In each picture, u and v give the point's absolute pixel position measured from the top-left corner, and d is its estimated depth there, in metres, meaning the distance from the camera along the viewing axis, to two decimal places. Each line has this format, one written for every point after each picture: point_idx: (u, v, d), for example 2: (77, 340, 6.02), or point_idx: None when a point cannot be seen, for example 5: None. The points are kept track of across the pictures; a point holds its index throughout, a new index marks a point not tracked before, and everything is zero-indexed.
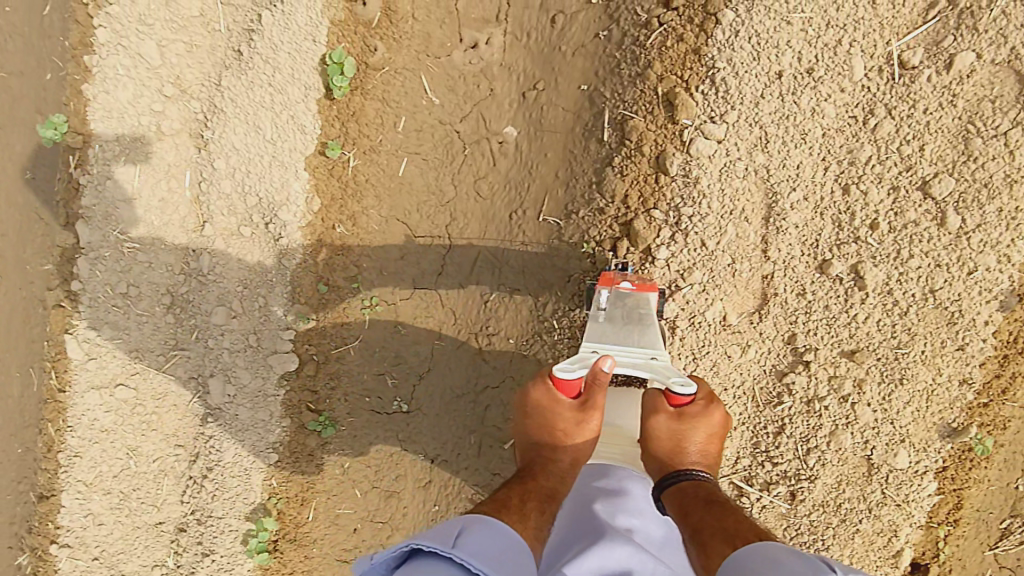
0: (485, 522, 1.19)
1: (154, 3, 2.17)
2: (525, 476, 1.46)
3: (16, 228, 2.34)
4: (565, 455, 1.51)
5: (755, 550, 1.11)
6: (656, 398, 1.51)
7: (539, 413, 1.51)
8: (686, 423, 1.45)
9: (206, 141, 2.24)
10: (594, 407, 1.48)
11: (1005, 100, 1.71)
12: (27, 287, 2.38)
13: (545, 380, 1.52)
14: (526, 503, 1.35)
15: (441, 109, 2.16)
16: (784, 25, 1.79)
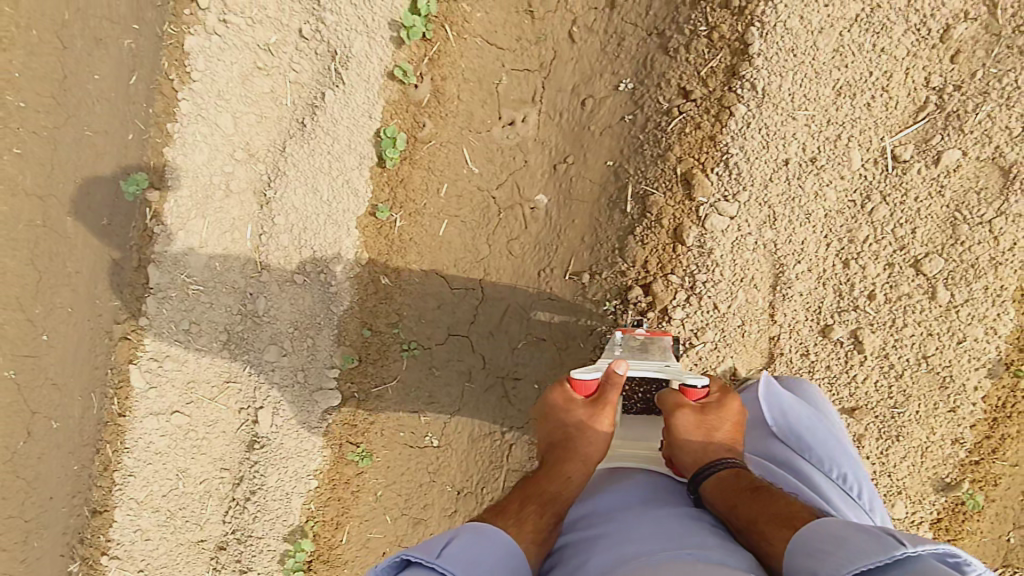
0: (474, 529, 1.37)
1: (232, 81, 2.45)
2: (538, 478, 1.59)
3: (90, 266, 2.71)
4: (575, 454, 1.61)
5: (821, 535, 1.18)
6: (673, 398, 1.66)
7: (557, 412, 1.68)
8: (708, 415, 1.62)
9: (268, 198, 2.47)
10: (605, 403, 1.62)
11: (990, 191, 1.87)
12: (96, 319, 2.70)
13: (563, 384, 1.70)
14: (526, 507, 1.51)
15: (480, 177, 2.39)
16: (790, 120, 2.00)
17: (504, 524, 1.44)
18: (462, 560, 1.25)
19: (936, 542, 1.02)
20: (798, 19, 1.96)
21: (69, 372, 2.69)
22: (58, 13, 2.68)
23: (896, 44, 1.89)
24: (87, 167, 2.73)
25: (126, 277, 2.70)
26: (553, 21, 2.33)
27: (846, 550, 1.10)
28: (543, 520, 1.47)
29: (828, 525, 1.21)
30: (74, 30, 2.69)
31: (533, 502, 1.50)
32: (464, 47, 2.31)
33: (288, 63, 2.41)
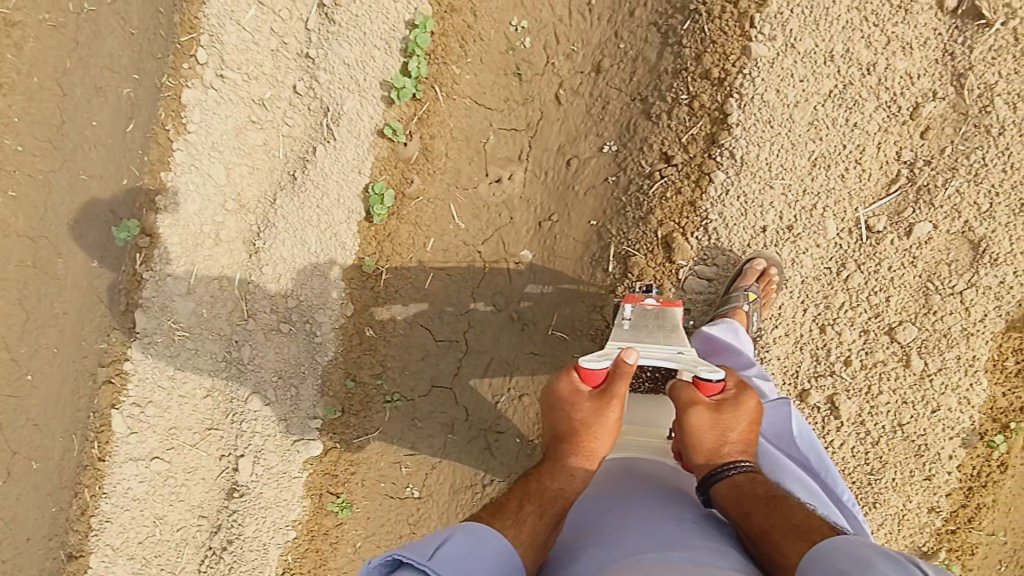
0: (468, 531, 1.26)
1: (226, 134, 2.49)
2: (538, 475, 1.45)
3: (78, 308, 2.73)
4: (579, 451, 1.45)
5: (846, 553, 1.10)
6: (688, 390, 1.46)
7: (561, 404, 1.48)
8: (725, 413, 1.42)
9: (257, 248, 2.50)
10: (614, 396, 1.44)
11: (961, 264, 1.91)
12: (81, 361, 2.71)
13: (569, 371, 1.51)
14: (525, 506, 1.38)
15: (467, 232, 2.44)
16: (768, 188, 2.04)
17: (502, 525, 1.32)
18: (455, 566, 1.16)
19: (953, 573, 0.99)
20: (774, 93, 2.02)
21: (50, 414, 2.67)
22: (59, 61, 2.76)
23: (868, 119, 1.96)
24: (81, 213, 2.76)
25: (115, 320, 2.72)
26: (540, 84, 2.41)
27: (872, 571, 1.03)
28: (544, 522, 1.35)
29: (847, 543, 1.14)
30: (75, 79, 2.77)
31: (534, 502, 1.37)
32: (453, 107, 2.37)
33: (282, 117, 2.47)
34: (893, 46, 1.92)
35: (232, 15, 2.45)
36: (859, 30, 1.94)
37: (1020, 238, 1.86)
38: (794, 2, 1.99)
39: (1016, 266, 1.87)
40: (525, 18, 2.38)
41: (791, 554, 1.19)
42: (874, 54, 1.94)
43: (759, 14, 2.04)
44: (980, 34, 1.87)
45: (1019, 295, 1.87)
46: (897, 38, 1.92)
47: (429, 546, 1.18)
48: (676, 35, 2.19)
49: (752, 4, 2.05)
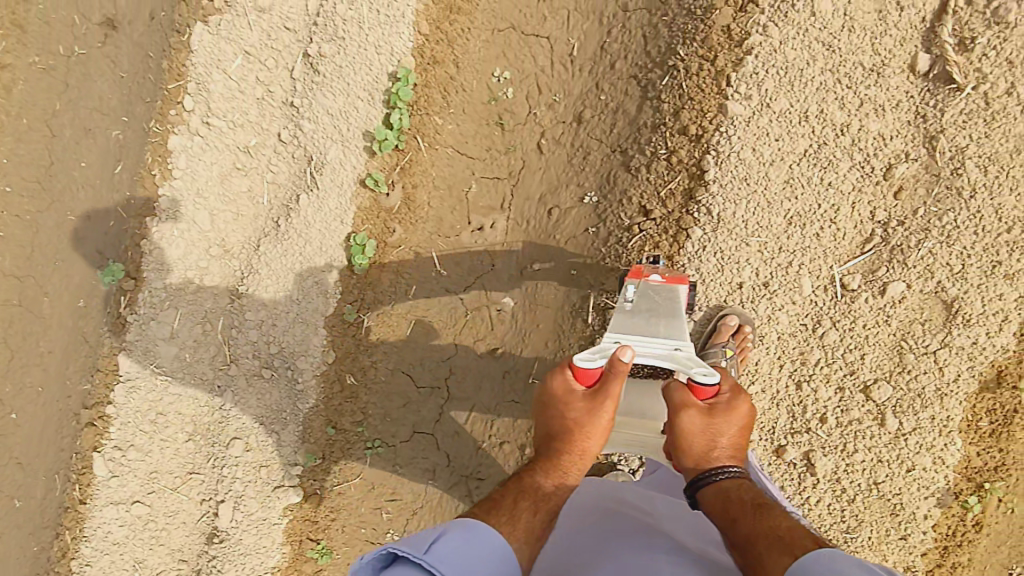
0: (465, 527, 1.26)
1: (210, 180, 2.51)
2: (532, 472, 1.51)
3: (64, 347, 2.70)
4: (573, 449, 1.51)
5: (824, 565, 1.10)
6: (682, 393, 1.52)
7: (555, 402, 1.51)
8: (716, 418, 1.48)
9: (240, 293, 2.50)
10: (608, 397, 1.47)
11: (934, 323, 1.92)
12: (64, 400, 2.68)
13: (563, 369, 1.54)
14: (519, 503, 1.42)
15: (449, 280, 2.45)
16: (744, 245, 2.05)
17: (497, 522, 1.35)
18: (451, 561, 1.16)
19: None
20: (750, 151, 2.03)
21: (32, 453, 2.64)
22: (48, 103, 2.76)
23: (842, 179, 1.98)
24: (67, 252, 2.74)
25: (98, 360, 2.69)
26: (522, 133, 2.43)
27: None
28: (537, 519, 1.40)
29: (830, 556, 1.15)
30: (64, 120, 2.77)
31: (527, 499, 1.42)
32: (436, 156, 2.39)
33: (266, 164, 2.50)
34: (866, 108, 1.95)
35: (218, 63, 2.48)
36: (833, 92, 1.97)
37: (992, 300, 1.87)
38: (770, 63, 2.01)
39: (988, 327, 1.88)
40: (507, 68, 2.41)
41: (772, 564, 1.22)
42: (847, 115, 1.96)
43: (736, 73, 2.05)
44: (951, 98, 1.89)
45: (990, 356, 1.89)
46: (869, 100, 1.95)
47: (426, 540, 1.18)
48: (655, 89, 2.21)
49: (729, 62, 2.07)
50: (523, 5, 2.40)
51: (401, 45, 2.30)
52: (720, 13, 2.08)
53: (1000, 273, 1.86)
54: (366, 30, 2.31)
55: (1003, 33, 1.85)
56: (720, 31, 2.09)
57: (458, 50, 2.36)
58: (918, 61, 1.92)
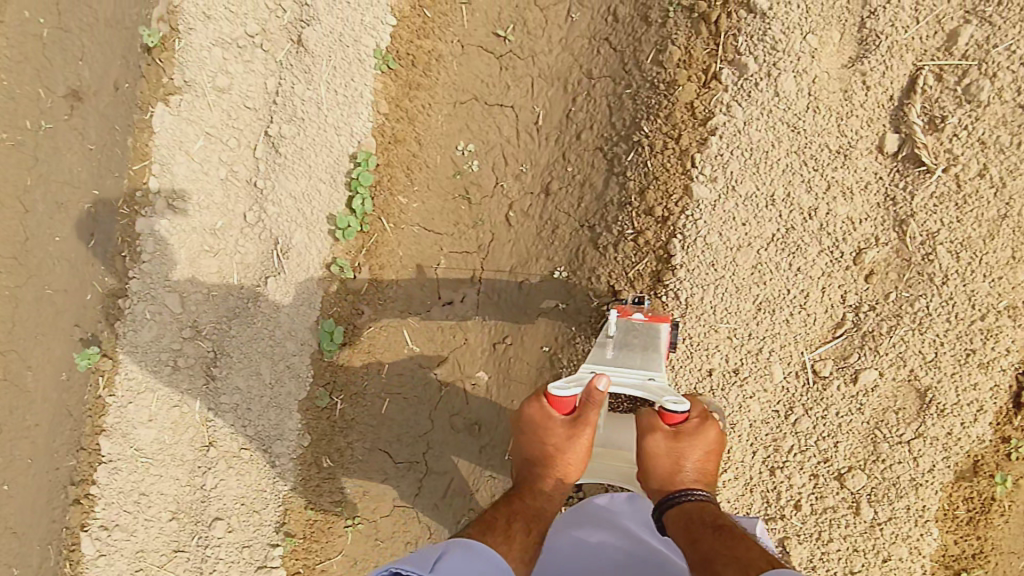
0: (465, 550, 1.28)
1: (180, 263, 2.49)
2: (519, 494, 1.58)
3: (50, 419, 2.62)
4: (556, 472, 1.59)
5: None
6: (651, 416, 1.59)
7: (534, 428, 1.59)
8: (681, 441, 1.53)
9: (213, 376, 2.51)
10: (585, 423, 1.54)
11: (908, 411, 1.88)
12: (55, 471, 2.62)
13: (539, 397, 1.59)
14: (512, 523, 1.48)
15: (422, 355, 2.42)
16: (712, 331, 1.99)
17: (494, 542, 1.40)
18: None
19: None
20: (717, 236, 1.97)
21: (26, 523, 2.61)
22: (19, 178, 2.58)
23: (811, 263, 1.92)
24: (47, 325, 2.62)
25: (84, 436, 2.62)
26: (490, 206, 2.35)
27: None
28: (530, 537, 1.48)
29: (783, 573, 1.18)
30: (36, 195, 2.59)
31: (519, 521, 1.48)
32: (402, 236, 2.36)
33: (235, 245, 2.47)
34: (834, 192, 1.89)
35: (180, 145, 2.47)
36: (799, 174, 1.91)
37: (967, 389, 1.83)
38: (734, 144, 1.96)
39: (963, 418, 1.85)
40: (471, 141, 2.34)
41: None
42: (814, 199, 1.91)
43: (700, 153, 1.99)
44: (921, 181, 1.84)
45: (966, 445, 1.86)
46: (837, 183, 1.89)
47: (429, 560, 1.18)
48: (621, 165, 2.12)
49: (693, 140, 2.00)
50: (486, 75, 2.33)
51: (360, 126, 2.27)
52: (683, 89, 2.01)
53: (974, 361, 1.82)
54: (326, 112, 2.29)
55: (975, 111, 1.79)
56: (684, 108, 2.02)
57: (420, 126, 2.33)
58: (887, 141, 1.86)
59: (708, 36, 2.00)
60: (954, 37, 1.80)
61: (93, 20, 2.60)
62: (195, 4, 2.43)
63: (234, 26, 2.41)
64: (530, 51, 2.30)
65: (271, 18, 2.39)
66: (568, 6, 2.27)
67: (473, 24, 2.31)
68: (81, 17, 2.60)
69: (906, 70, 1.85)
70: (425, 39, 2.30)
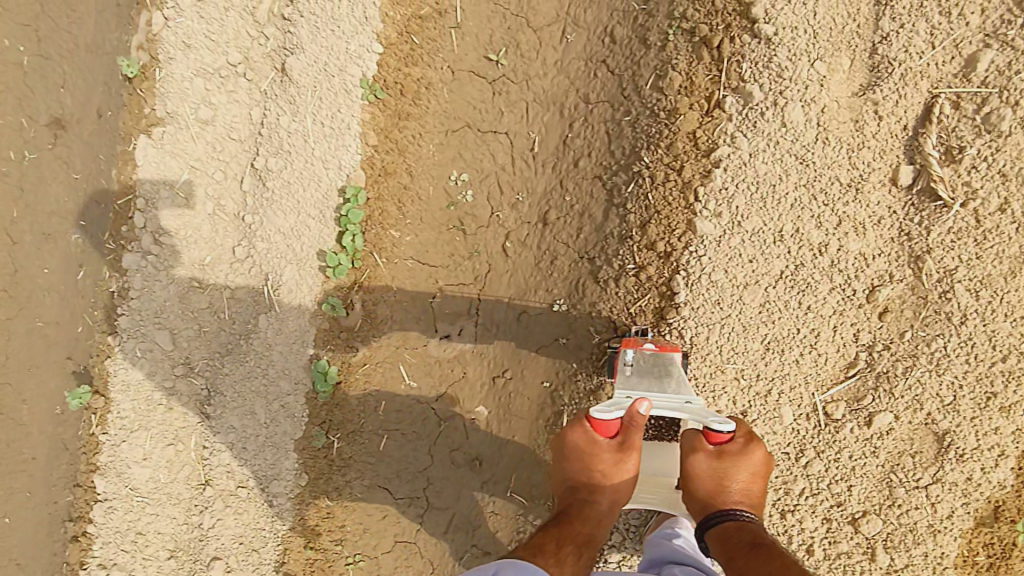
0: (516, 571, 1.30)
1: (169, 300, 2.43)
2: (569, 521, 1.52)
3: (48, 451, 2.51)
4: (603, 498, 1.56)
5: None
6: (694, 436, 1.53)
7: (579, 453, 1.57)
8: (726, 462, 1.48)
9: (207, 414, 2.44)
10: (631, 447, 1.54)
11: (926, 455, 1.79)
12: (54, 504, 2.52)
13: (583, 422, 1.58)
14: (563, 548, 1.45)
15: (419, 391, 2.29)
16: (719, 372, 1.88)
17: (546, 565, 1.38)
18: None
19: None
20: (722, 273, 1.87)
21: (26, 561, 2.47)
22: (4, 210, 2.41)
23: (822, 301, 1.83)
24: (32, 362, 2.48)
25: (80, 473, 2.56)
26: (486, 236, 2.24)
27: None
28: (581, 562, 1.45)
29: None
30: (24, 227, 2.45)
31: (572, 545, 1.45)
32: (395, 270, 2.28)
33: (224, 280, 2.39)
34: (845, 227, 1.80)
35: (165, 179, 2.39)
36: (808, 209, 1.82)
37: (987, 434, 1.75)
38: (739, 177, 1.86)
39: (983, 462, 1.76)
40: (464, 170, 2.24)
41: None
42: (824, 235, 1.81)
43: (704, 186, 1.89)
44: (938, 216, 1.74)
45: (987, 491, 1.77)
46: (849, 218, 1.80)
47: None
48: (620, 196, 2.02)
49: (696, 172, 1.91)
50: (478, 101, 2.23)
51: (349, 159, 2.20)
52: (685, 118, 1.91)
53: (995, 405, 1.73)
54: (312, 144, 2.21)
55: (994, 142, 1.69)
56: (686, 137, 1.92)
57: (410, 157, 2.25)
58: (901, 173, 1.78)
59: (711, 61, 1.90)
60: (973, 63, 1.71)
61: (73, 46, 2.49)
62: (174, 33, 2.35)
63: (215, 56, 2.33)
64: (524, 74, 2.19)
65: (254, 47, 2.32)
66: (563, 27, 2.16)
67: (462, 48, 2.22)
68: (63, 44, 2.47)
69: (922, 97, 1.75)
70: (414, 67, 2.22)
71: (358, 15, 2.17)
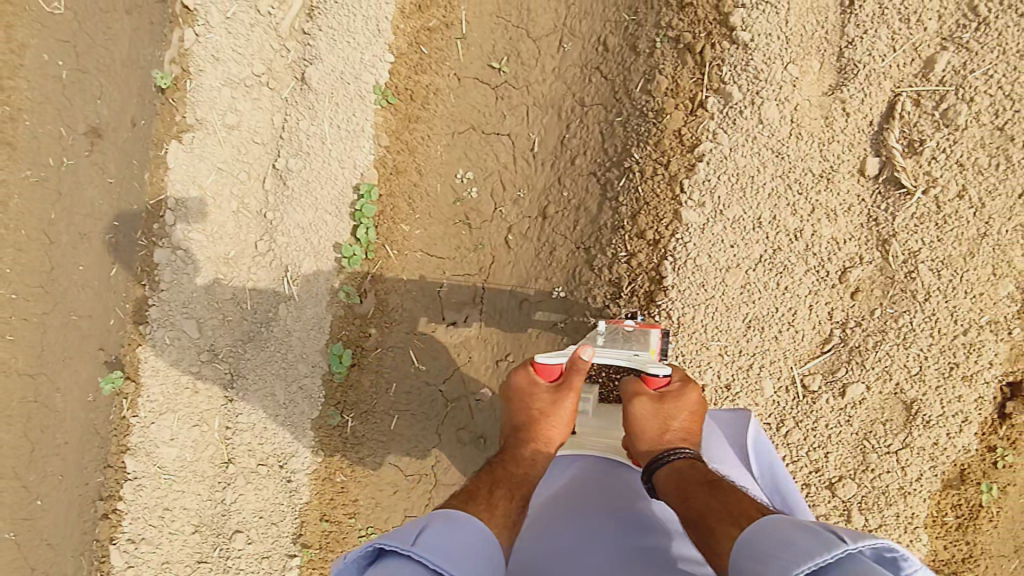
0: (447, 522, 1.18)
1: (197, 292, 2.62)
2: (503, 463, 1.51)
3: (78, 437, 2.71)
4: (539, 436, 1.56)
5: (775, 546, 0.98)
6: (633, 386, 1.58)
7: (519, 394, 1.62)
8: (668, 403, 1.51)
9: (232, 396, 2.60)
10: (570, 388, 1.59)
11: (895, 423, 1.92)
12: (84, 486, 2.71)
13: (526, 367, 1.66)
14: (495, 492, 1.39)
15: (428, 374, 2.47)
16: (704, 349, 2.03)
17: (475, 509, 1.29)
18: (438, 547, 1.08)
19: (874, 539, 0.90)
20: (705, 258, 2.03)
21: (54, 539, 2.67)
22: (44, 212, 2.67)
23: (799, 282, 1.97)
24: (71, 351, 2.71)
25: (109, 454, 2.75)
26: (489, 230, 2.42)
27: (795, 552, 0.93)
28: (513, 505, 1.36)
29: (776, 529, 1.03)
30: (61, 227, 2.68)
31: (504, 484, 1.40)
32: (405, 261, 2.45)
33: (247, 271, 2.57)
34: (818, 214, 1.95)
35: (194, 180, 2.59)
36: (784, 198, 1.97)
37: (952, 402, 1.88)
38: (721, 170, 2.02)
39: (949, 428, 1.89)
40: (470, 169, 2.42)
41: (726, 540, 1.13)
42: (799, 222, 1.96)
43: (688, 179, 2.06)
44: (902, 203, 1.89)
45: (953, 455, 1.90)
46: (821, 206, 1.95)
47: (411, 533, 1.10)
48: (613, 190, 2.19)
49: (681, 167, 2.07)
50: (482, 105, 2.42)
51: (362, 159, 2.38)
52: (670, 117, 2.08)
53: (958, 374, 1.87)
54: (330, 146, 2.40)
55: (952, 135, 1.84)
56: (672, 135, 2.08)
57: (419, 157, 2.42)
58: (868, 165, 1.92)
59: (694, 66, 2.07)
60: (932, 64, 1.85)
61: (110, 62, 2.75)
62: (205, 48, 2.55)
63: (242, 67, 2.54)
64: (524, 81, 2.38)
65: (277, 58, 2.52)
66: (560, 37, 2.35)
67: (468, 58, 2.40)
68: (99, 60, 2.73)
69: (886, 96, 1.90)
70: (422, 75, 2.40)
71: (371, 28, 2.35)
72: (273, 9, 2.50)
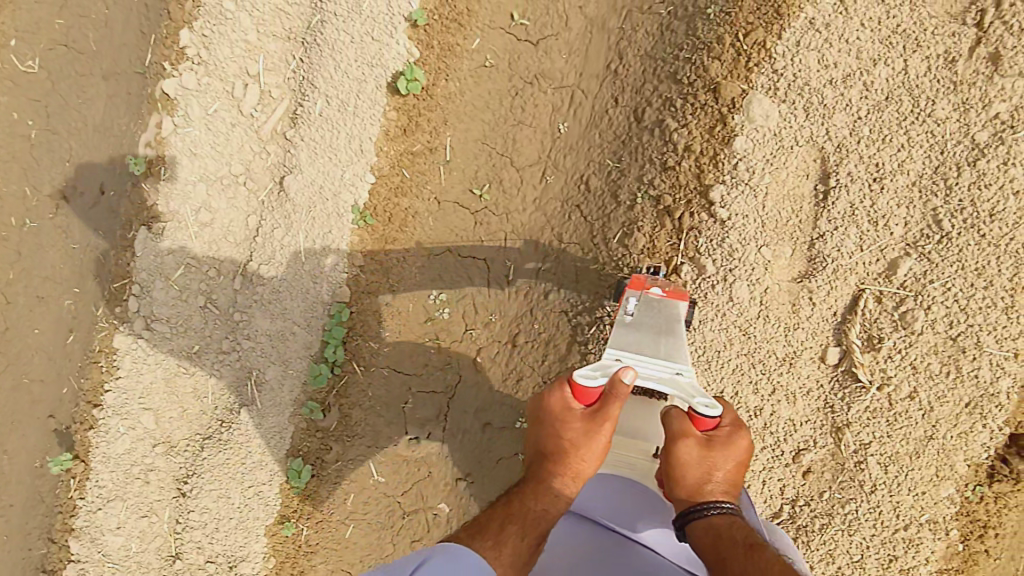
0: (447, 552, 1.30)
1: (156, 381, 2.56)
2: (522, 496, 1.47)
3: (24, 503, 2.72)
4: (566, 470, 1.46)
5: None
6: (680, 421, 1.40)
7: (552, 417, 1.46)
8: (715, 452, 1.37)
9: (184, 492, 2.55)
10: (605, 419, 1.41)
11: None
12: (29, 554, 2.71)
13: (562, 384, 1.48)
14: (507, 527, 1.41)
15: (386, 485, 2.44)
16: None
17: None
18: None
19: None
20: None
21: None
22: (4, 274, 2.69)
23: (754, 457, 2.01)
24: (22, 417, 2.71)
25: (54, 528, 2.69)
26: (458, 349, 2.40)
27: None
28: (525, 542, 1.39)
29: None
30: (18, 289, 2.69)
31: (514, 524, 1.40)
32: (371, 377, 2.43)
33: (208, 371, 2.53)
34: (778, 395, 1.99)
35: (161, 270, 2.53)
36: (747, 375, 2.00)
37: None
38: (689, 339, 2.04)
39: None
40: (444, 290, 2.40)
41: None
42: (760, 400, 2.00)
43: None
44: (857, 395, 1.94)
45: None
46: (782, 387, 1.99)
47: None
48: (583, 335, 2.19)
49: None
50: (460, 229, 2.38)
51: (336, 276, 2.38)
52: None
53: (895, 566, 1.95)
54: (304, 259, 2.38)
55: (908, 337, 1.90)
56: None
57: (394, 278, 2.40)
58: (828, 354, 1.97)
59: (672, 230, 2.07)
60: (894, 267, 1.91)
61: (82, 125, 2.65)
62: (183, 139, 2.52)
63: (219, 164, 2.51)
64: (505, 208, 2.35)
65: (256, 159, 2.50)
66: (543, 169, 2.32)
67: (449, 182, 2.38)
68: (70, 121, 2.65)
69: (850, 290, 1.95)
70: (403, 198, 2.39)
71: (354, 147, 2.33)
72: (256, 112, 2.48)
